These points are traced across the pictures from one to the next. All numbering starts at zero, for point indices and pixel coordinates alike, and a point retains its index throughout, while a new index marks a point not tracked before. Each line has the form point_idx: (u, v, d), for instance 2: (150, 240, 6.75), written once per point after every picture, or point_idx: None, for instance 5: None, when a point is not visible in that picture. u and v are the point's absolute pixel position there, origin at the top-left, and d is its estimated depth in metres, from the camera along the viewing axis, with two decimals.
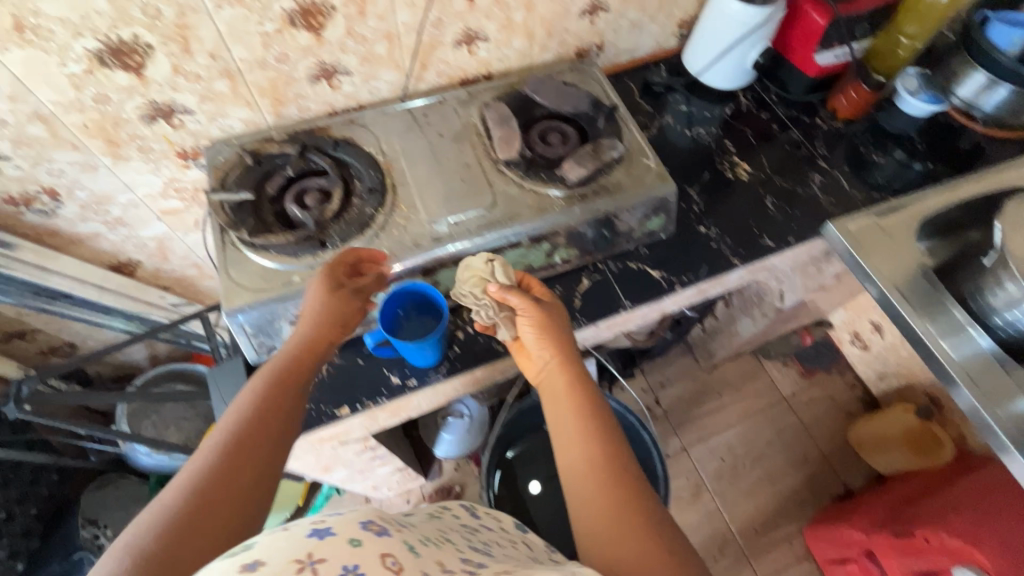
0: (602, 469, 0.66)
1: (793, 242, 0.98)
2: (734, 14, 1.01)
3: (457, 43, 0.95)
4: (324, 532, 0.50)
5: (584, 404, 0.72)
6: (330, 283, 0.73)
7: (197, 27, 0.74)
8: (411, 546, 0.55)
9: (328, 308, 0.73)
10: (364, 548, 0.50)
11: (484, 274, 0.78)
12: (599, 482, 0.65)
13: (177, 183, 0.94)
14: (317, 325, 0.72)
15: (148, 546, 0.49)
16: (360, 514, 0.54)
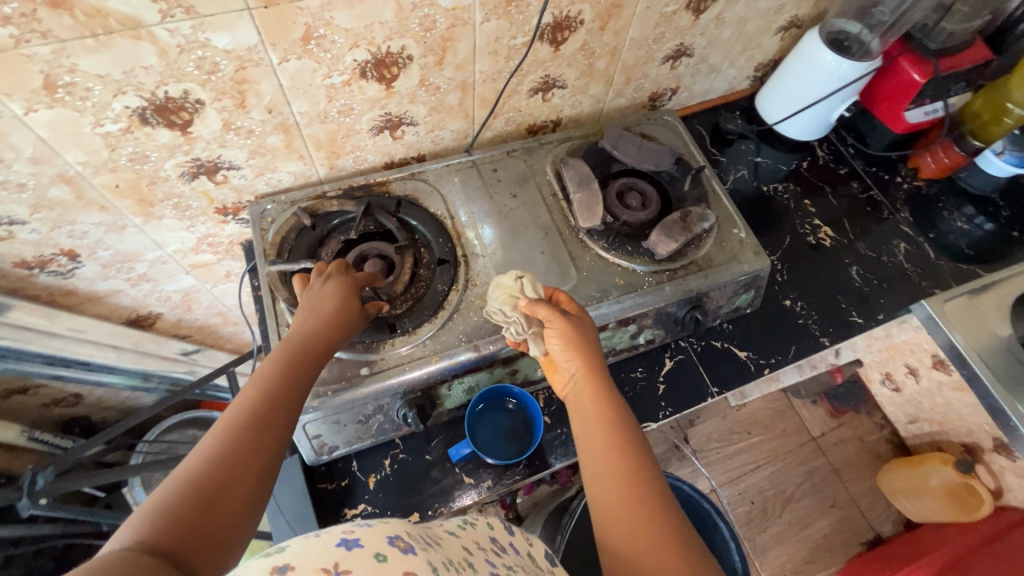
0: (648, 499, 0.53)
1: (883, 320, 0.91)
2: (830, 68, 0.92)
3: (532, 91, 0.85)
4: (352, 543, 0.38)
5: (620, 422, 0.58)
6: (353, 299, 0.65)
7: (257, 80, 0.63)
8: (437, 566, 0.41)
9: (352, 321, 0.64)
10: (392, 565, 0.38)
11: (515, 292, 0.66)
12: (647, 518, 0.52)
13: (211, 238, 0.83)
14: (336, 306, 0.64)
15: (148, 543, 0.39)
16: (389, 524, 0.42)
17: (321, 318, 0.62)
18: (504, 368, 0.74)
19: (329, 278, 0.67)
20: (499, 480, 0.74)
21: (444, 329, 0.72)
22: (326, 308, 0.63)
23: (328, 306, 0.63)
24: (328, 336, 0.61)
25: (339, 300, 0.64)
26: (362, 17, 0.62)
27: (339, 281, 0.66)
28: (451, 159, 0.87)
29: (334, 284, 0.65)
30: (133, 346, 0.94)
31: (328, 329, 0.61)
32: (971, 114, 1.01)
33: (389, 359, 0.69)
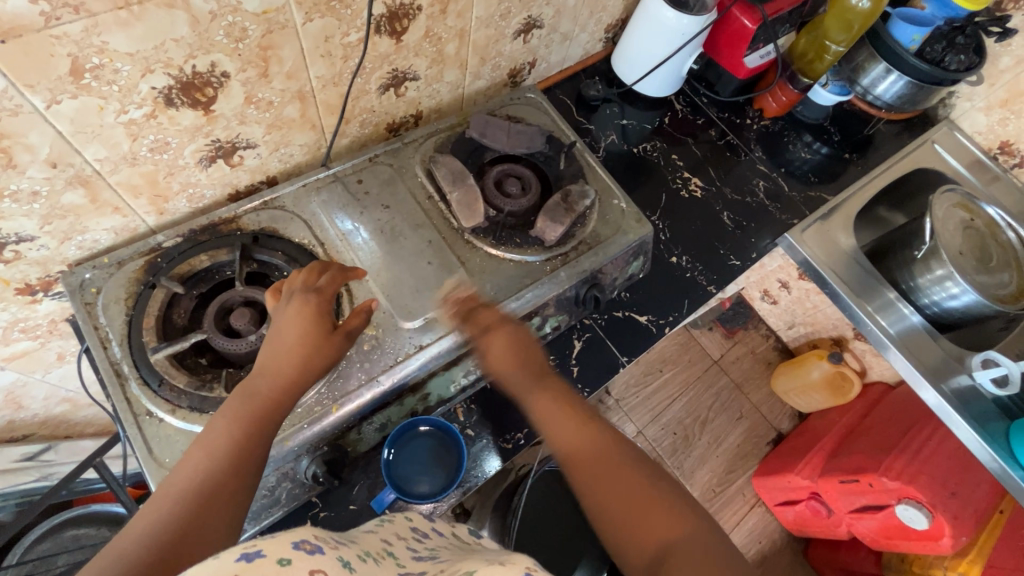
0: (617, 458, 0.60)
1: (756, 258, 0.99)
2: (673, 26, 0.94)
3: (383, 88, 0.77)
4: (251, 556, 0.35)
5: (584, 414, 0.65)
6: (321, 325, 0.61)
7: (23, 132, 0.50)
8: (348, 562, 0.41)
9: (323, 346, 0.61)
10: (296, 567, 0.36)
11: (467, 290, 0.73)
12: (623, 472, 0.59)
13: (24, 322, 0.68)
14: (307, 330, 0.61)
15: None
16: (291, 531, 0.39)
17: (293, 346, 0.59)
18: (415, 396, 0.70)
19: (294, 297, 0.63)
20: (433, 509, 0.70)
21: (340, 370, 0.66)
22: (293, 337, 0.60)
23: (294, 333, 0.60)
24: (297, 369, 0.59)
25: (301, 325, 0.60)
26: (147, 36, 0.50)
27: (306, 305, 0.62)
28: (306, 177, 0.77)
29: (296, 303, 0.62)
30: None
31: (303, 357, 0.59)
32: (798, 54, 1.07)
33: (282, 420, 0.62)
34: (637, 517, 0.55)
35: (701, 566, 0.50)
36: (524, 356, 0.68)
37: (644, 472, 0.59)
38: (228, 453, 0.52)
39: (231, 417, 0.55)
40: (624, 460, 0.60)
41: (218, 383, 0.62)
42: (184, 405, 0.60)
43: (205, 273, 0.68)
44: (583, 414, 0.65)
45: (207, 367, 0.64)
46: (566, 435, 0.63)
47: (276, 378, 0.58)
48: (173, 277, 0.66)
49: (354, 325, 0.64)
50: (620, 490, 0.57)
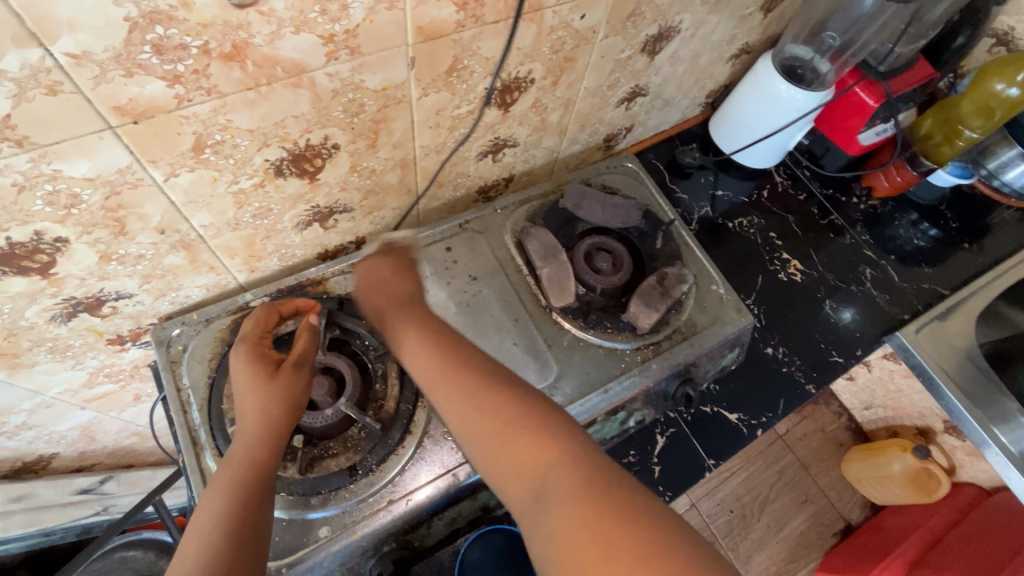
0: (476, 375, 0.53)
1: (863, 356, 0.89)
2: (787, 100, 0.88)
3: (482, 154, 0.74)
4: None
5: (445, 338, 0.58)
6: (262, 366, 0.56)
7: (139, 202, 0.49)
8: None
9: (277, 382, 0.55)
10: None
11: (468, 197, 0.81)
12: (488, 397, 0.51)
13: (110, 368, 0.68)
14: (250, 378, 0.56)
15: None
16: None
17: (250, 398, 0.54)
18: (488, 491, 0.65)
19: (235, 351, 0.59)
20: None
21: (414, 459, 0.61)
22: (243, 391, 0.55)
23: (243, 388, 0.56)
24: (263, 413, 0.53)
25: (244, 377, 0.56)
26: (269, 114, 0.49)
27: (250, 352, 0.58)
28: (394, 240, 0.75)
29: (237, 357, 0.58)
30: (22, 503, 0.76)
31: (260, 400, 0.54)
32: (921, 135, 0.99)
33: (352, 510, 0.58)
34: (507, 452, 0.48)
35: (577, 500, 0.42)
36: (387, 289, 0.64)
37: (512, 394, 0.51)
38: (223, 519, 0.46)
39: (217, 491, 0.49)
40: (490, 386, 0.52)
41: (292, 461, 0.60)
42: None
43: (289, 337, 0.66)
44: (448, 338, 0.58)
45: None
46: (430, 371, 0.55)
47: (245, 438, 0.53)
48: None
49: (300, 347, 0.59)
50: (489, 417, 0.50)
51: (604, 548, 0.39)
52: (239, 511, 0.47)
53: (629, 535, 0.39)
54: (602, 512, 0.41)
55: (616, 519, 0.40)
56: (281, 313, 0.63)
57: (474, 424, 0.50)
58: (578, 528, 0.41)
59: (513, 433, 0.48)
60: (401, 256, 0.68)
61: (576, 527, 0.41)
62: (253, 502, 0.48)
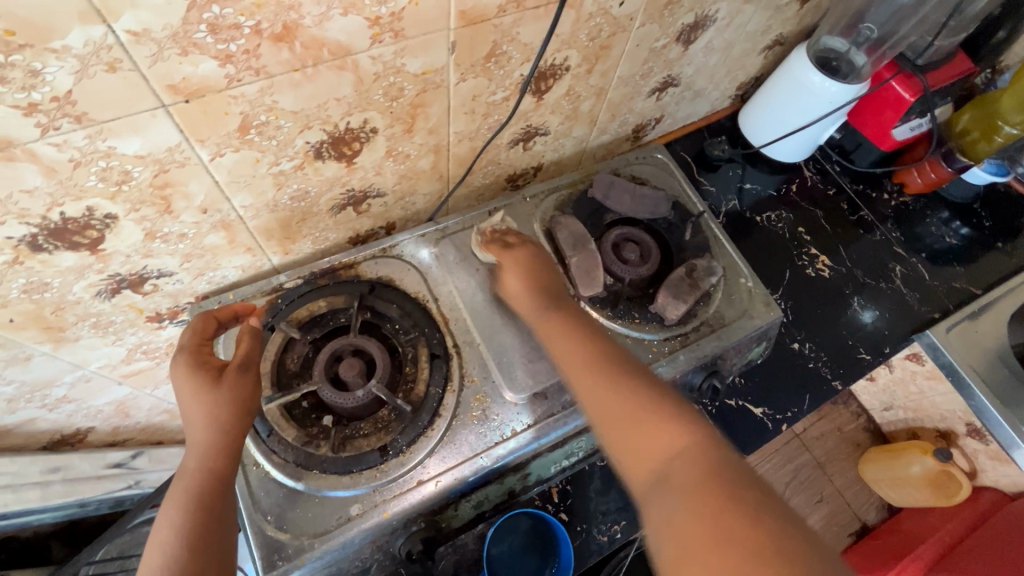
0: (600, 363, 0.56)
1: (891, 354, 0.88)
2: (821, 92, 0.87)
3: (513, 141, 0.74)
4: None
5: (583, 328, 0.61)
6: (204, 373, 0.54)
7: (185, 181, 0.50)
8: None
9: (223, 388, 0.54)
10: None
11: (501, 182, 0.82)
12: (618, 382, 0.54)
13: (146, 345, 0.69)
14: (190, 388, 0.54)
15: None
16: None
17: (193, 410, 0.53)
18: (515, 475, 0.65)
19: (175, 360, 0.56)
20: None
21: (444, 441, 0.62)
22: (183, 402, 0.53)
23: (184, 400, 0.53)
24: (213, 424, 0.52)
25: (185, 386, 0.54)
26: (313, 96, 0.49)
27: (185, 360, 0.55)
28: (423, 226, 0.75)
29: (174, 368, 0.55)
30: (62, 475, 0.77)
31: (204, 413, 0.52)
32: (959, 130, 0.96)
33: (383, 489, 0.59)
34: (629, 435, 0.50)
35: (698, 487, 0.44)
36: (534, 275, 0.67)
37: (644, 385, 0.53)
38: (183, 541, 0.48)
39: (172, 513, 0.49)
40: (626, 377, 0.54)
41: (324, 441, 0.61)
42: (291, 460, 0.59)
43: (321, 319, 0.67)
44: (585, 329, 0.61)
45: (314, 419, 0.63)
46: (566, 354, 0.58)
47: (192, 450, 0.52)
48: (292, 321, 0.66)
49: (242, 352, 0.57)
50: (618, 402, 0.52)
51: (732, 532, 0.40)
52: (197, 531, 0.48)
53: (756, 531, 0.40)
54: (720, 509, 0.42)
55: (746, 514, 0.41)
56: (220, 318, 0.61)
57: (601, 404, 0.53)
58: (698, 518, 0.42)
59: (636, 417, 0.51)
60: (534, 246, 0.71)
61: (692, 514, 0.42)
62: (211, 517, 0.50)
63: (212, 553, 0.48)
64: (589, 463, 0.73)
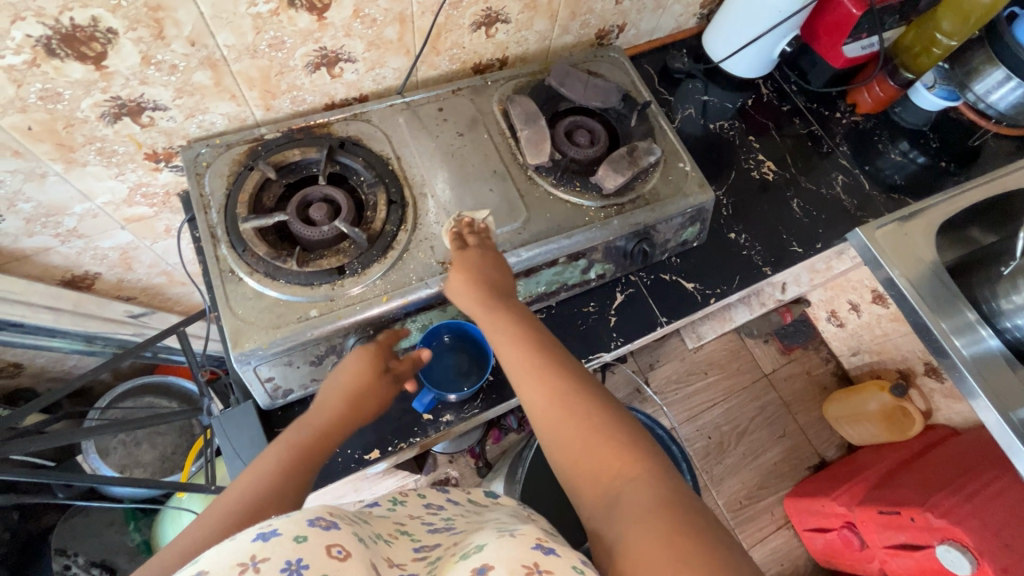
0: (553, 366, 0.57)
1: (821, 249, 0.96)
2: (770, 2, 0.93)
3: (475, 25, 0.83)
4: (267, 534, 0.41)
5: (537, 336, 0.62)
6: (376, 362, 0.66)
7: (175, 9, 0.59)
8: (360, 538, 0.48)
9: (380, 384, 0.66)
10: (312, 544, 0.41)
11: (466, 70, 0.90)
12: (571, 395, 0.55)
13: (145, 188, 0.79)
14: (356, 374, 0.65)
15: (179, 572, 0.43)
16: (308, 508, 0.44)
17: (351, 378, 0.65)
18: (457, 306, 0.75)
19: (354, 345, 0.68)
20: (407, 441, 0.74)
21: (394, 269, 0.72)
22: (348, 374, 0.65)
23: (351, 370, 0.65)
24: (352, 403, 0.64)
25: (359, 361, 0.65)
26: None
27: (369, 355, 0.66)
28: (392, 99, 0.85)
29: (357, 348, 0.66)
30: (72, 307, 0.90)
31: (354, 387, 0.65)
32: (903, 48, 1.03)
33: (339, 300, 0.69)
34: (587, 451, 0.51)
35: (652, 508, 0.45)
36: (483, 281, 0.67)
37: (596, 401, 0.54)
38: (283, 465, 0.56)
39: (280, 449, 0.58)
40: (580, 388, 0.55)
41: (290, 258, 0.71)
42: (261, 271, 0.69)
43: (295, 167, 0.77)
44: (535, 336, 0.62)
45: (285, 246, 0.73)
46: (516, 361, 0.59)
47: (326, 408, 0.64)
48: (269, 164, 0.75)
49: (404, 368, 0.69)
50: (577, 419, 0.53)
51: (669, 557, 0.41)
52: (296, 463, 0.57)
53: (703, 543, 0.41)
54: (678, 527, 0.43)
55: (698, 544, 0.41)
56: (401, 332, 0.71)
57: (551, 418, 0.54)
58: (653, 534, 0.43)
59: (590, 430, 0.52)
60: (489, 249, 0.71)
61: (651, 531, 0.43)
62: (307, 460, 0.58)
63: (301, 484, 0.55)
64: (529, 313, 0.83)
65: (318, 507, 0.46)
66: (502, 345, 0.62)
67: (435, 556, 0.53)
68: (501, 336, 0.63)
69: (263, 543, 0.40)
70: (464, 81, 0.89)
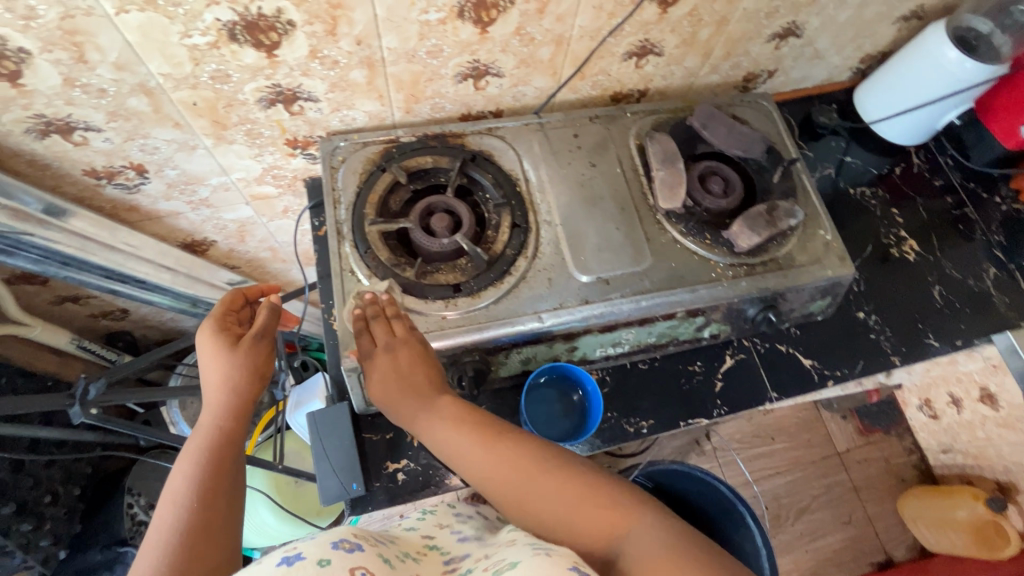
0: (503, 450, 0.52)
1: (960, 347, 0.86)
2: (950, 69, 0.84)
3: (627, 55, 0.79)
4: (292, 558, 0.42)
5: (472, 415, 0.56)
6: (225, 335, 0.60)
7: (354, 8, 0.59)
8: (387, 559, 0.47)
9: (240, 350, 0.59)
10: (332, 568, 0.41)
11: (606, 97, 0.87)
12: (536, 480, 0.50)
13: (277, 170, 0.81)
14: (217, 360, 0.58)
15: None
16: (329, 535, 0.46)
17: (214, 368, 0.58)
18: (564, 344, 0.72)
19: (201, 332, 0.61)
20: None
21: (507, 297, 0.69)
22: (206, 366, 0.58)
23: (208, 359, 0.59)
24: (237, 383, 0.57)
25: (209, 349, 0.59)
26: None
27: (214, 335, 0.59)
28: (528, 118, 0.83)
29: (205, 330, 0.60)
30: (186, 270, 0.93)
31: (220, 372, 0.57)
32: None
33: (450, 321, 0.67)
34: (579, 527, 0.47)
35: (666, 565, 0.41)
36: (405, 375, 0.59)
37: (567, 473, 0.50)
38: (195, 487, 0.50)
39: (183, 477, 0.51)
40: (540, 464, 0.50)
41: (409, 267, 0.70)
42: (380, 276, 0.68)
43: (425, 175, 0.76)
44: (474, 419, 0.56)
45: (404, 253, 0.72)
46: (464, 458, 0.53)
47: (208, 408, 0.56)
48: (402, 168, 0.75)
49: (261, 322, 0.61)
50: (546, 496, 0.48)
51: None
52: (206, 475, 0.51)
53: None
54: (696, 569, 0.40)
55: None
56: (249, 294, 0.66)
57: (533, 506, 0.49)
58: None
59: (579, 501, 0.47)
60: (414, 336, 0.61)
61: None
62: (220, 473, 0.51)
63: (225, 496, 0.50)
64: (631, 361, 0.79)
65: (339, 536, 0.47)
66: (440, 440, 0.55)
67: (467, 567, 0.49)
68: (436, 430, 0.56)
69: (287, 567, 0.41)
70: (600, 110, 0.85)
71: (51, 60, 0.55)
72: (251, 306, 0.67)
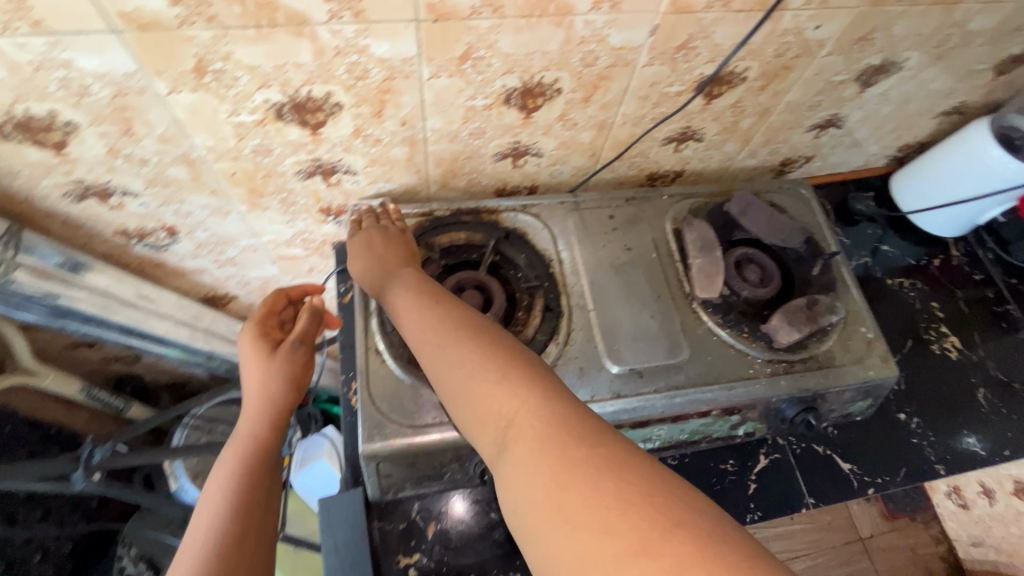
0: (439, 314, 0.51)
1: (1010, 457, 0.80)
2: (993, 166, 0.82)
3: (667, 140, 0.79)
4: None
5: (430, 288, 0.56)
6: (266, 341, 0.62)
7: (402, 93, 0.59)
8: None
9: (279, 356, 0.60)
10: None
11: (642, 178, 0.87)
12: (455, 340, 0.48)
13: (307, 235, 0.80)
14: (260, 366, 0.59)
15: None
16: None
17: (254, 374, 0.58)
18: None
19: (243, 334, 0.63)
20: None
21: None
22: (249, 371, 0.59)
23: (248, 364, 0.60)
24: (281, 388, 0.58)
25: (251, 353, 0.60)
26: (526, 45, 0.56)
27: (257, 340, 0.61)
28: (563, 196, 0.82)
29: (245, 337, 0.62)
30: (205, 325, 0.91)
31: (263, 375, 0.58)
32: None
33: None
34: (474, 393, 0.43)
35: (542, 442, 0.37)
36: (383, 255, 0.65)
37: (488, 342, 0.46)
38: (231, 489, 0.49)
39: (228, 461, 0.52)
40: (466, 330, 0.48)
41: None
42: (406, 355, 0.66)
43: (458, 251, 0.75)
44: (430, 291, 0.56)
45: None
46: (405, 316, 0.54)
47: (249, 411, 0.56)
48: (435, 244, 0.74)
49: (301, 326, 0.62)
50: (456, 360, 0.46)
51: (576, 491, 0.33)
52: (248, 472, 0.50)
53: (613, 487, 0.33)
54: (568, 455, 0.35)
55: (597, 468, 0.34)
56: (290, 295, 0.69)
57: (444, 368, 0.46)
58: (546, 480, 0.35)
59: (484, 369, 0.44)
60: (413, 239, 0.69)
61: (544, 476, 0.35)
62: (257, 476, 0.51)
63: (264, 492, 0.50)
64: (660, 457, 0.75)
65: None
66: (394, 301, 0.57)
67: None
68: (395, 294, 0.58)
69: None
70: (637, 191, 0.85)
71: (98, 132, 0.55)
72: (292, 308, 0.69)
